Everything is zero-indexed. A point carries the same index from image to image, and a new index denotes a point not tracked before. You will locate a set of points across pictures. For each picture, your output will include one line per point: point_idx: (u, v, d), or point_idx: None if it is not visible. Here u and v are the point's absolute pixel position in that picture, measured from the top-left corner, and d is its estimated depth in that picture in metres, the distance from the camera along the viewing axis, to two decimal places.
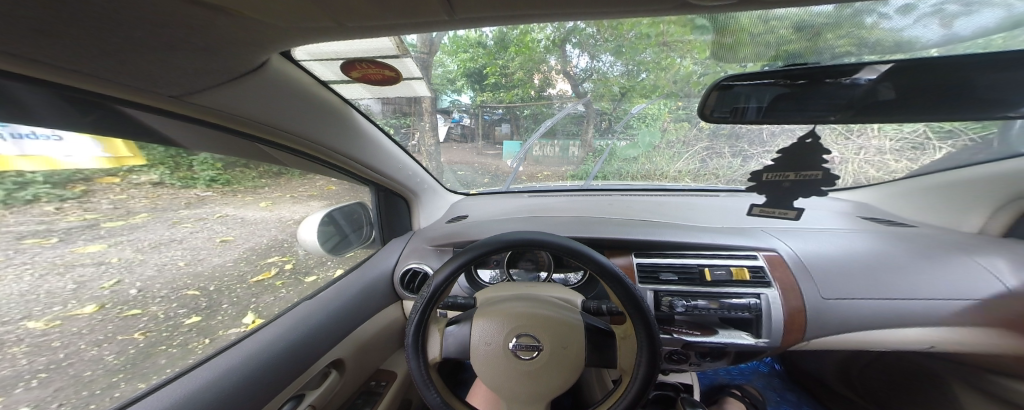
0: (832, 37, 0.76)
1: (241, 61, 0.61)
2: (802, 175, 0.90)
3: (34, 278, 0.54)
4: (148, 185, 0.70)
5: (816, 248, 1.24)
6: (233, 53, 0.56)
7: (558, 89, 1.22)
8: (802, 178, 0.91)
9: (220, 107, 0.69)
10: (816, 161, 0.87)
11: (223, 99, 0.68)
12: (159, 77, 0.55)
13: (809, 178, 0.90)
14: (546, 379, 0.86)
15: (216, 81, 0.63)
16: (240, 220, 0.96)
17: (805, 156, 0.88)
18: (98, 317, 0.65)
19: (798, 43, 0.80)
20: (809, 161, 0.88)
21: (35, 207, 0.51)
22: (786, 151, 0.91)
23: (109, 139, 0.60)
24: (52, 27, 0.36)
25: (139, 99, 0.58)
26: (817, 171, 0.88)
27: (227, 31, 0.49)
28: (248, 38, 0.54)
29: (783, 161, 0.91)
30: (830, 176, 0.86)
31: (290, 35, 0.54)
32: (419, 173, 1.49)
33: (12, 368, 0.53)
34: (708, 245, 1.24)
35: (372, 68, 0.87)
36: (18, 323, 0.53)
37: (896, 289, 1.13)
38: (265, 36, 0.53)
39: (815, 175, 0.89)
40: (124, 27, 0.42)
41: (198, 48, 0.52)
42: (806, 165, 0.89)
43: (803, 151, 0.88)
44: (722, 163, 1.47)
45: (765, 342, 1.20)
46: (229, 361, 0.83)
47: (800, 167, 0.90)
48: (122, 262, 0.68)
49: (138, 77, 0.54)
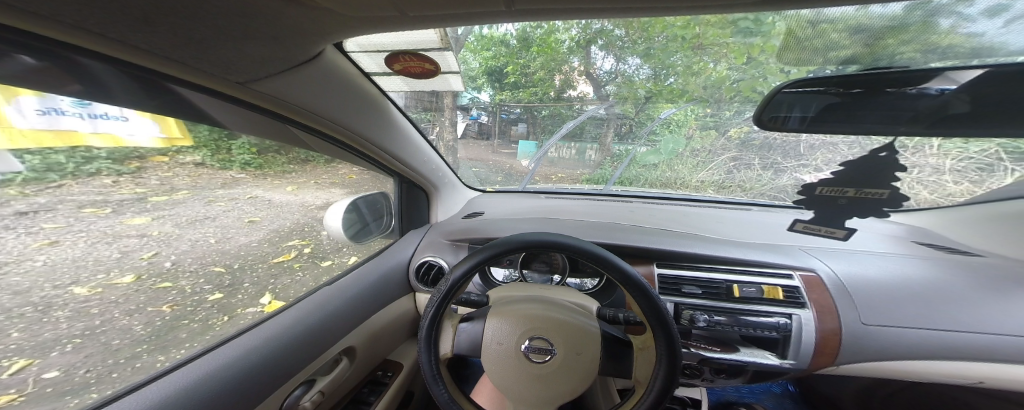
0: (894, 42, 0.71)
1: (294, 51, 0.63)
2: (863, 192, 0.85)
3: (87, 245, 0.57)
4: (192, 165, 0.73)
5: (859, 270, 1.17)
6: (291, 41, 0.58)
7: (580, 90, 1.19)
8: (862, 196, 0.85)
9: (272, 92, 0.72)
10: (887, 178, 0.81)
11: (274, 84, 0.70)
12: (223, 62, 0.59)
13: (868, 196, 0.84)
14: (557, 384, 0.84)
15: (272, 67, 0.65)
16: (267, 202, 0.98)
17: (874, 170, 0.82)
18: (134, 287, 0.68)
19: (852, 50, 0.75)
20: (879, 178, 0.81)
21: (96, 179, 0.56)
22: (852, 164, 0.85)
23: (163, 119, 0.63)
24: (143, 13, 0.39)
25: (199, 80, 0.62)
26: (884, 189, 0.81)
27: (293, 20, 0.51)
28: (309, 28, 0.55)
29: (845, 174, 0.86)
30: (897, 196, 0.80)
31: (341, 28, 0.56)
32: (441, 167, 1.51)
33: (54, 331, 0.55)
34: (738, 260, 1.18)
35: (413, 61, 0.88)
36: (68, 288, 0.56)
37: (945, 320, 1.06)
38: (321, 27, 0.55)
39: (880, 193, 0.82)
40: (204, 15, 0.44)
41: (264, 37, 0.54)
42: (872, 182, 0.83)
43: (874, 166, 0.82)
44: (750, 174, 1.41)
45: (791, 363, 1.15)
46: (254, 341, 0.86)
47: (864, 184, 0.84)
48: (161, 236, 0.71)
49: (204, 60, 0.57)
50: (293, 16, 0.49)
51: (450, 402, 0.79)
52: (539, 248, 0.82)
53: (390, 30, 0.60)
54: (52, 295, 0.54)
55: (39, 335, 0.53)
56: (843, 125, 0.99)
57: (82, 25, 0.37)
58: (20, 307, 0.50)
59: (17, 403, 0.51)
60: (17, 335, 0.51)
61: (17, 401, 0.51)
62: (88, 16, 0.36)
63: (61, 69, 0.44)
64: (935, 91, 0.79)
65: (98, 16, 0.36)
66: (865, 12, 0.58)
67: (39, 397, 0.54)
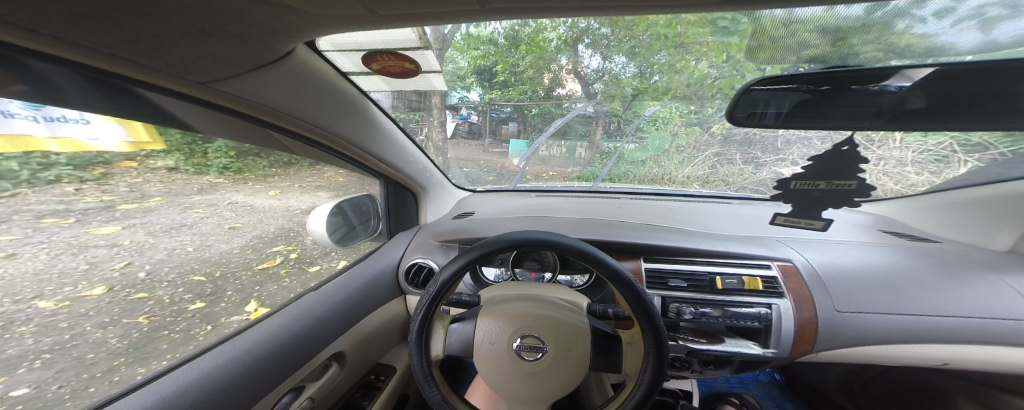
0: (858, 42, 0.74)
1: (263, 50, 0.61)
2: (834, 184, 0.88)
3: (50, 257, 0.54)
4: (164, 170, 0.70)
5: (832, 259, 1.22)
6: (258, 40, 0.57)
7: (568, 89, 1.20)
8: (834, 187, 0.89)
9: (242, 94, 0.70)
10: (852, 169, 0.84)
11: (245, 85, 0.69)
12: (189, 64, 0.58)
13: (840, 187, 0.88)
14: (548, 382, 0.85)
15: (240, 68, 0.64)
16: (248, 207, 0.96)
17: (839, 163, 0.86)
18: (106, 299, 0.65)
19: (824, 48, 0.79)
20: (844, 169, 0.85)
21: (58, 187, 0.53)
22: (818, 158, 0.89)
23: (130, 122, 0.61)
24: (91, 9, 0.38)
25: (166, 82, 0.61)
26: (851, 180, 0.85)
27: (256, 17, 0.49)
28: (276, 26, 0.54)
29: (816, 168, 0.89)
30: (865, 187, 0.84)
31: (308, 27, 0.55)
32: (428, 168, 1.49)
33: (19, 347, 0.53)
34: (721, 252, 1.22)
35: (392, 61, 0.86)
36: (31, 302, 0.53)
37: (913, 304, 1.12)
38: (288, 26, 0.54)
39: (849, 184, 0.86)
40: (160, 12, 0.43)
41: (228, 35, 0.52)
42: (839, 175, 0.87)
43: (839, 159, 0.86)
44: (733, 169, 1.45)
45: (773, 352, 1.19)
46: (235, 350, 0.83)
47: (833, 176, 0.88)
48: (134, 245, 0.68)
49: (169, 63, 0.56)
50: (258, 14, 0.48)
51: (442, 403, 0.78)
52: (533, 246, 0.82)
53: (364, 29, 0.59)
54: (12, 310, 0.51)
55: (0, 353, 0.50)
56: (811, 121, 1.00)
57: (21, 21, 0.35)
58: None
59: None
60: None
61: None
62: (27, 11, 0.34)
63: (1, 69, 0.41)
64: (894, 88, 0.83)
65: (41, 14, 0.35)
66: (833, 13, 0.61)
67: None
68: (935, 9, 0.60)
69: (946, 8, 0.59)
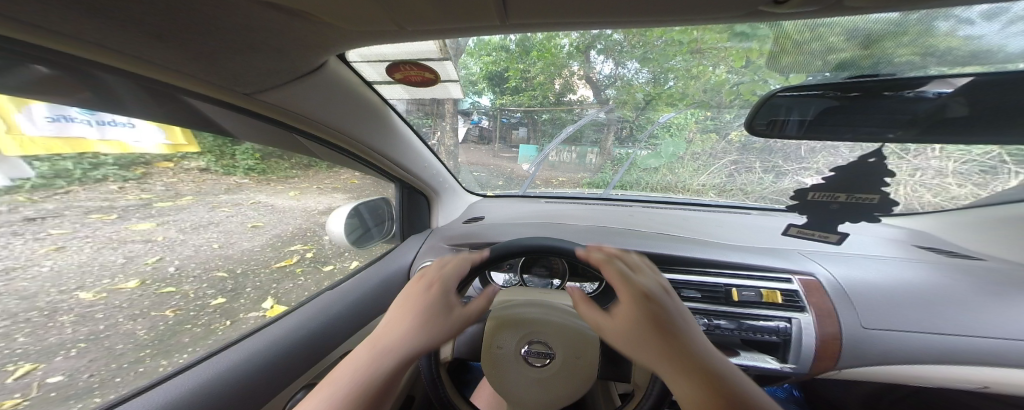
0: (893, 45, 0.72)
1: (299, 64, 0.64)
2: (854, 197, 0.85)
3: (93, 251, 0.61)
4: (196, 171, 0.77)
5: (861, 275, 1.16)
6: (298, 55, 0.60)
7: (580, 94, 1.21)
8: (854, 201, 0.85)
9: (279, 104, 0.74)
10: (877, 182, 0.80)
11: (283, 96, 0.73)
12: (238, 78, 0.62)
13: (860, 200, 0.84)
14: (555, 389, 0.82)
15: (279, 79, 0.67)
16: (270, 207, 1.00)
17: (864, 175, 0.82)
18: (138, 292, 0.71)
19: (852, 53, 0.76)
20: (869, 182, 0.81)
21: (103, 185, 0.60)
22: (841, 170, 0.86)
23: (170, 127, 0.65)
24: (159, 32, 0.42)
25: (221, 95, 0.66)
26: (874, 193, 0.81)
27: (300, 34, 0.52)
28: (315, 42, 0.56)
29: (837, 180, 0.85)
30: (888, 201, 0.80)
31: (341, 42, 0.57)
32: (441, 173, 1.51)
33: (60, 336, 0.58)
34: (737, 263, 1.18)
35: (414, 71, 0.89)
36: (73, 293, 0.59)
37: (949, 324, 1.07)
38: (323, 42, 0.57)
39: (872, 198, 0.82)
40: (216, 32, 0.46)
41: (272, 51, 0.55)
42: (861, 187, 0.83)
43: (863, 171, 0.82)
44: (752, 178, 1.41)
45: (791, 367, 1.14)
46: (254, 345, 0.84)
47: (854, 189, 0.84)
48: (166, 242, 0.75)
49: (221, 77, 0.60)
50: (298, 32, 0.51)
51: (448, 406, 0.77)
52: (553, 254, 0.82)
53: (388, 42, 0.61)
54: (58, 299, 0.57)
55: (43, 340, 0.55)
56: (839, 128, 0.98)
57: (88, 36, 0.39)
58: (27, 312, 0.53)
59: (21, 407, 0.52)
60: (23, 339, 0.53)
61: (21, 406, 0.53)
62: (105, 30, 0.38)
63: (62, 76, 0.45)
64: (932, 94, 0.79)
65: (117, 34, 0.40)
66: (859, 18, 0.59)
67: (42, 400, 0.55)
68: (979, 13, 0.57)
69: (993, 11, 0.56)
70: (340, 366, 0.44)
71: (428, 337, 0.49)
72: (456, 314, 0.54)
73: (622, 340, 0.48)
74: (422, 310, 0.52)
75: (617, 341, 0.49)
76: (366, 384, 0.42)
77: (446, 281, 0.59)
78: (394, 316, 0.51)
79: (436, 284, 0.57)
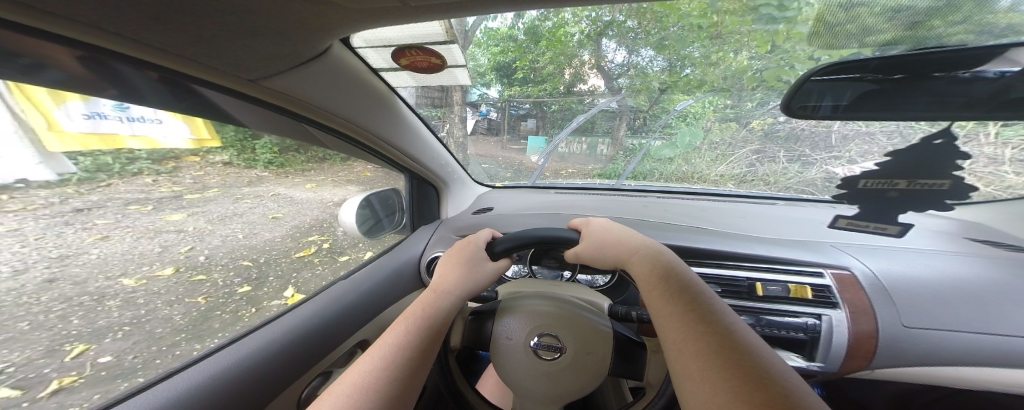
0: (937, 25, 0.66)
1: (301, 49, 0.64)
2: (919, 183, 0.74)
3: (132, 240, 0.67)
4: (221, 164, 0.79)
5: (900, 269, 1.08)
6: (298, 38, 0.59)
7: (591, 84, 1.19)
8: (920, 187, 0.75)
9: (286, 91, 0.74)
10: (947, 166, 0.71)
11: (291, 81, 0.72)
12: (240, 62, 0.61)
13: (925, 187, 0.74)
14: (564, 383, 0.78)
15: (283, 64, 0.67)
16: (289, 199, 1.05)
17: (930, 159, 0.72)
18: (174, 279, 0.77)
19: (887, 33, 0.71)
20: (937, 166, 0.71)
21: (140, 178, 0.65)
22: (903, 152, 0.75)
23: (192, 119, 0.68)
24: (161, 13, 0.42)
25: (225, 82, 0.66)
26: (945, 180, 0.72)
27: (299, 14, 0.52)
28: (316, 23, 0.56)
29: (897, 165, 0.75)
30: (962, 187, 0.71)
31: (342, 23, 0.57)
32: (451, 164, 1.50)
33: (108, 320, 0.66)
34: (762, 257, 1.11)
35: (420, 56, 0.89)
36: (118, 279, 0.66)
37: (1002, 323, 0.98)
38: (326, 23, 0.57)
39: (941, 184, 0.72)
40: (217, 13, 0.47)
41: (273, 34, 0.55)
42: (926, 173, 0.73)
43: (929, 155, 0.72)
44: (775, 168, 1.31)
45: (818, 365, 1.10)
46: (272, 333, 0.87)
47: (919, 174, 0.73)
48: (195, 232, 0.80)
49: (222, 61, 0.60)
50: (294, 9, 0.50)
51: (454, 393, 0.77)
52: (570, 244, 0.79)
53: (394, 23, 0.62)
54: (105, 285, 0.64)
55: (94, 323, 0.63)
56: (884, 110, 0.89)
57: (69, 12, 0.36)
58: (79, 296, 0.61)
59: (78, 384, 0.60)
60: (77, 321, 0.61)
61: (78, 383, 0.60)
62: (107, 14, 0.39)
63: (85, 71, 0.48)
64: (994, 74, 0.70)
65: (118, 16, 0.40)
66: None
67: (96, 378, 0.62)
68: None
69: None
70: (419, 297, 0.67)
71: (471, 279, 0.73)
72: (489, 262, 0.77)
73: (599, 256, 0.73)
74: (464, 261, 0.75)
75: (596, 260, 0.73)
76: (439, 305, 0.66)
77: (477, 237, 0.80)
78: (448, 266, 0.74)
79: (471, 242, 0.79)
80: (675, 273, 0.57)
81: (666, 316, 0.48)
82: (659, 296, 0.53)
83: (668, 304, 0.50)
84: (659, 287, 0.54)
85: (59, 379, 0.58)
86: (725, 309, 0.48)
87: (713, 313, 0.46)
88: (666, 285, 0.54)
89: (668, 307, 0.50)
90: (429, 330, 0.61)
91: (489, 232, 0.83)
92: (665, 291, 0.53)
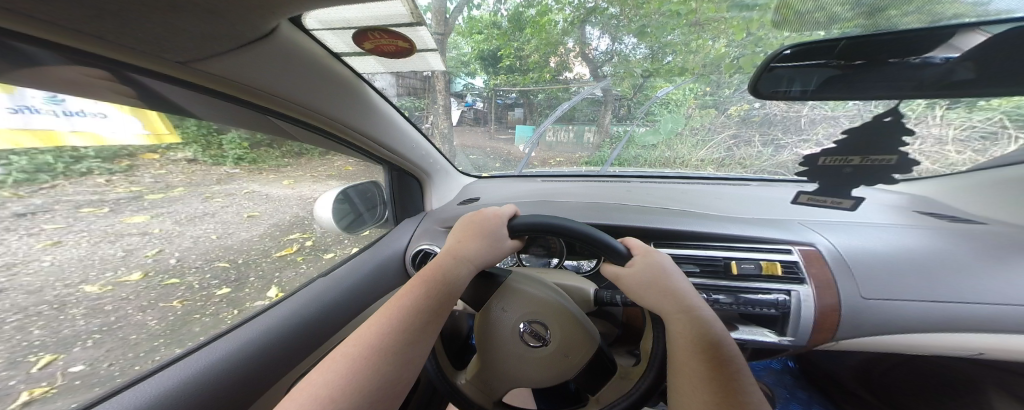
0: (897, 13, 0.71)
1: (242, 28, 0.57)
2: (870, 159, 0.82)
3: (90, 245, 0.63)
4: (184, 162, 0.76)
5: (857, 242, 1.15)
6: (236, 17, 0.53)
7: (576, 72, 1.26)
8: (870, 163, 0.82)
9: (229, 75, 0.66)
10: (894, 143, 0.77)
11: (234, 64, 0.65)
12: (161, 40, 0.52)
13: (876, 162, 0.81)
14: (526, 372, 0.72)
15: (219, 47, 0.59)
16: (264, 196, 1.01)
17: (875, 136, 0.79)
18: (143, 284, 0.74)
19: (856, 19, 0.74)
20: (885, 143, 0.78)
21: (89, 178, 0.59)
22: (856, 129, 0.82)
23: (144, 113, 0.63)
24: None
25: (144, 63, 0.56)
26: (892, 155, 0.78)
27: None
28: (255, 1, 0.51)
29: (849, 143, 0.83)
30: (907, 161, 0.77)
31: (291, 2, 0.53)
32: (432, 154, 1.44)
33: (73, 328, 0.62)
34: (737, 236, 1.17)
35: (384, 38, 0.85)
36: (78, 286, 0.62)
37: (950, 291, 1.04)
38: (267, 2, 0.52)
39: (889, 159, 0.79)
40: None
41: (201, 8, 0.49)
42: (875, 149, 0.80)
43: (876, 132, 0.79)
44: (751, 152, 1.34)
45: (790, 340, 1.14)
46: (250, 333, 0.84)
47: (870, 151, 0.81)
48: (163, 234, 0.76)
49: (140, 40, 0.51)
50: None
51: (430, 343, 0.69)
52: (612, 258, 0.64)
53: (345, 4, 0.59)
54: (65, 293, 0.60)
55: (59, 332, 0.60)
56: (843, 93, 0.90)
57: None
58: (36, 305, 0.56)
59: (50, 394, 0.58)
60: (38, 332, 0.57)
61: (50, 393, 0.58)
62: None
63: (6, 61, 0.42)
64: (938, 60, 0.73)
65: None
66: None
67: (69, 387, 0.61)
68: None
69: None
70: (434, 259, 0.64)
71: (490, 252, 0.66)
72: (508, 239, 0.69)
73: (636, 291, 0.58)
74: (485, 234, 0.67)
75: (629, 292, 0.60)
76: (452, 271, 0.61)
77: (502, 211, 0.73)
78: (468, 236, 0.67)
79: (497, 215, 0.71)
80: (719, 348, 0.46)
81: (691, 375, 0.45)
82: (687, 358, 0.47)
83: (692, 359, 0.46)
84: (692, 364, 0.46)
85: (28, 391, 0.56)
86: (746, 373, 0.45)
87: (735, 380, 0.43)
88: (696, 336, 0.48)
89: (693, 376, 0.45)
90: (437, 296, 0.57)
91: (513, 209, 0.76)
92: (692, 342, 0.48)
